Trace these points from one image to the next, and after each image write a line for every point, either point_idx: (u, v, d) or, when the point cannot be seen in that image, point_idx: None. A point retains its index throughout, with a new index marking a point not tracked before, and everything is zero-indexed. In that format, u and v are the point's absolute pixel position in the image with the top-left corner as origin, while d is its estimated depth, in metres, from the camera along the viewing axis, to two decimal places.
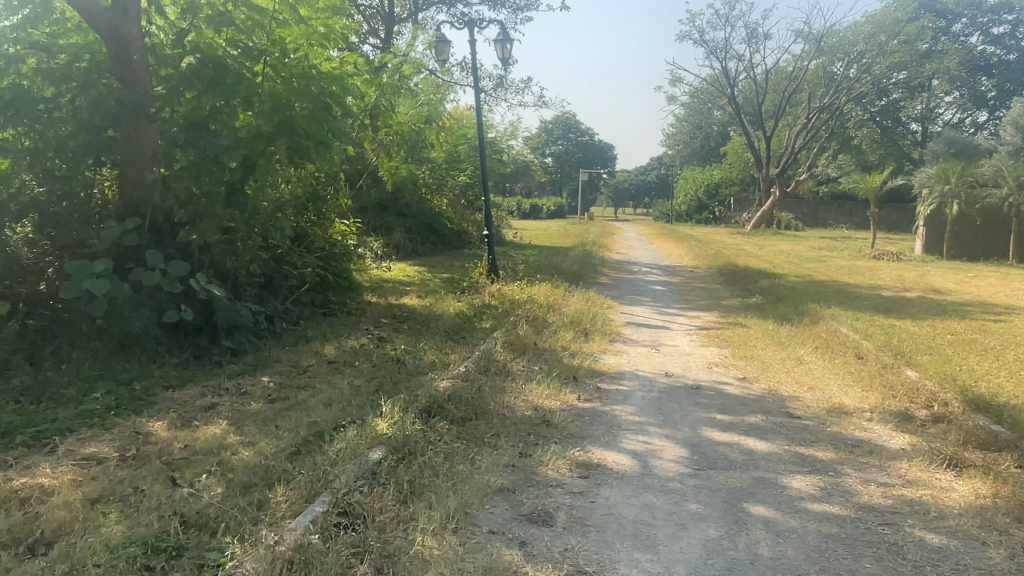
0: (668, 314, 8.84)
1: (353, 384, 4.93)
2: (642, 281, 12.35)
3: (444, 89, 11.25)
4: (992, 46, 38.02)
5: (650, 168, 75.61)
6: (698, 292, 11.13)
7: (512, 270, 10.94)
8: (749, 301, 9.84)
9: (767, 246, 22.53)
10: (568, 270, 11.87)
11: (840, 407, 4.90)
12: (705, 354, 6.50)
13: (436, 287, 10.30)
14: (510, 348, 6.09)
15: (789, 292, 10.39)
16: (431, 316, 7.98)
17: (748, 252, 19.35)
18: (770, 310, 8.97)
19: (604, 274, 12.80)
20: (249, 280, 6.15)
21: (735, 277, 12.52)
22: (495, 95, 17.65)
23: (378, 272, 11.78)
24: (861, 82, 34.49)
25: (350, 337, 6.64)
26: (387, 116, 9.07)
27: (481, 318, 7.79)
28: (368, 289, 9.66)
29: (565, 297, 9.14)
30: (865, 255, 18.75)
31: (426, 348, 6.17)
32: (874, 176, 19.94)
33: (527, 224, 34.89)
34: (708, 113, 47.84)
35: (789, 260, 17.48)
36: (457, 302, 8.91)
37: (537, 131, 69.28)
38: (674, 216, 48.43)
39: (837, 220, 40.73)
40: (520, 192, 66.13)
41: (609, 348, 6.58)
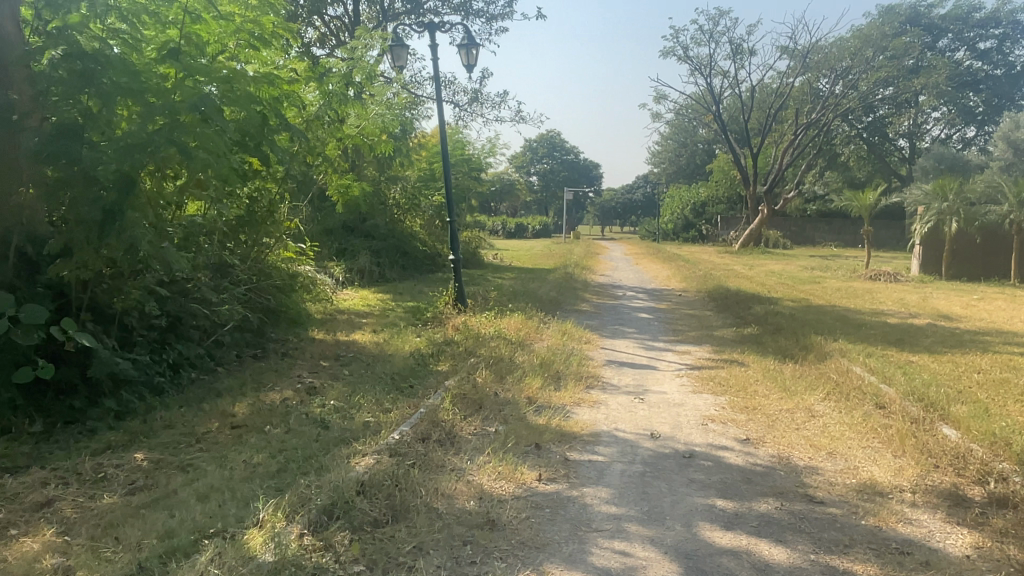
0: (655, 349, 7.77)
1: (250, 462, 3.85)
2: (626, 307, 11.31)
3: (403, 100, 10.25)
4: (979, 61, 37.58)
5: (636, 186, 74.94)
6: (688, 321, 10.09)
7: (484, 298, 9.87)
8: (745, 333, 8.79)
9: (757, 266, 21.62)
10: (546, 297, 10.80)
11: (871, 485, 3.87)
12: (698, 405, 5.43)
13: (396, 318, 9.22)
14: (463, 402, 5.01)
15: (789, 321, 9.35)
16: (381, 355, 6.89)
17: (739, 274, 18.41)
18: (769, 344, 7.92)
19: (584, 301, 11.75)
20: (143, 322, 5.08)
21: (727, 303, 11.51)
22: (471, 110, 16.66)
23: (336, 301, 10.68)
24: (848, 98, 33.90)
25: (274, 387, 5.56)
26: (334, 128, 8.05)
27: (439, 358, 6.72)
28: (317, 323, 8.57)
29: (540, 331, 8.07)
30: (860, 275, 17.83)
31: (361, 404, 5.09)
32: (867, 194, 19.02)
33: (510, 244, 33.92)
34: (694, 131, 47.22)
35: (783, 282, 16.48)
36: (417, 338, 7.84)
37: (521, 150, 68.59)
38: (660, 235, 47.61)
39: (825, 238, 39.97)
40: (506, 212, 65.26)
41: (584, 398, 5.50)
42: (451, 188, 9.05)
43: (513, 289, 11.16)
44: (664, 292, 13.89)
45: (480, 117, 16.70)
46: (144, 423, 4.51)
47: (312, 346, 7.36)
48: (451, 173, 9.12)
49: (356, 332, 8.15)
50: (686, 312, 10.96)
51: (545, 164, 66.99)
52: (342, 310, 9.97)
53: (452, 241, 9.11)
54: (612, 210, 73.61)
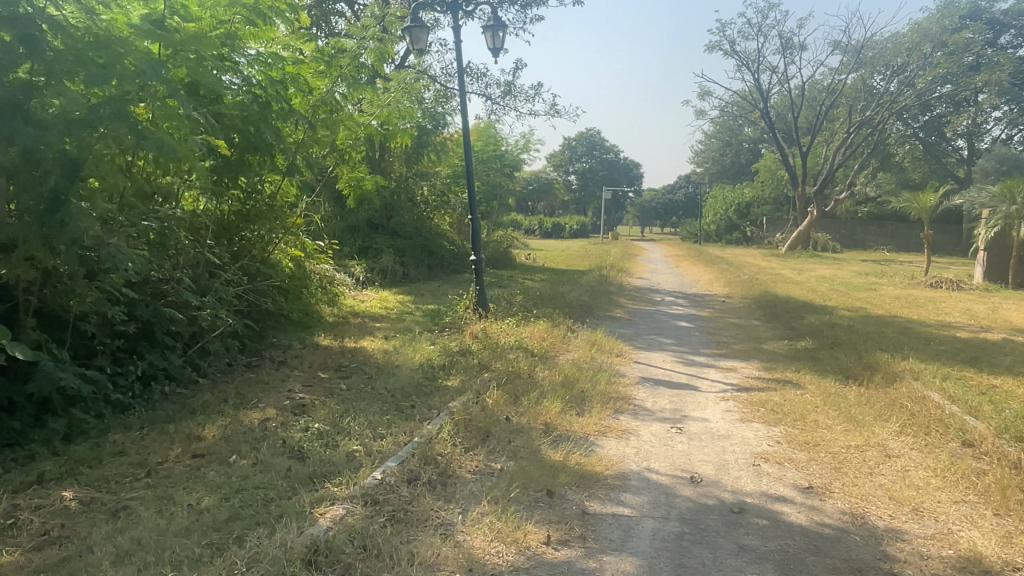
0: (697, 365, 6.93)
1: (195, 508, 3.16)
2: (665, 315, 10.45)
3: (420, 86, 9.55)
4: None
5: (677, 186, 73.43)
6: (733, 331, 9.18)
7: (509, 303, 9.09)
8: (797, 347, 7.88)
9: (806, 271, 20.47)
10: (577, 301, 10.00)
11: (976, 560, 3.01)
12: (747, 437, 4.60)
13: (412, 322, 8.53)
14: (468, 430, 4.26)
15: (847, 334, 8.40)
16: (389, 365, 6.19)
17: (787, 279, 17.35)
18: (825, 361, 7.01)
19: (618, 306, 10.92)
20: (107, 329, 4.45)
21: (775, 312, 10.57)
22: (505, 103, 15.92)
23: (352, 303, 10.04)
24: (904, 95, 32.32)
25: (257, 404, 4.88)
26: (343, 115, 7.41)
27: (450, 371, 5.99)
28: (327, 327, 7.91)
29: (567, 343, 7.29)
30: (919, 282, 16.63)
31: (351, 428, 4.38)
32: (927, 195, 17.71)
33: (547, 245, 33.25)
34: (738, 130, 45.84)
35: (834, 288, 15.39)
36: (433, 347, 7.11)
37: (561, 149, 67.71)
38: (703, 236, 46.36)
39: (876, 241, 38.29)
40: (544, 211, 64.50)
41: (612, 425, 4.70)
42: (472, 182, 8.32)
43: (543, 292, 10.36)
44: (705, 297, 12.96)
45: (513, 111, 15.96)
46: (93, 448, 3.86)
47: (316, 353, 6.67)
48: (470, 166, 8.39)
49: (367, 339, 7.45)
50: (730, 321, 10.05)
51: (585, 163, 66.06)
52: (359, 312, 9.31)
53: (474, 239, 8.38)
54: (652, 211, 72.32)
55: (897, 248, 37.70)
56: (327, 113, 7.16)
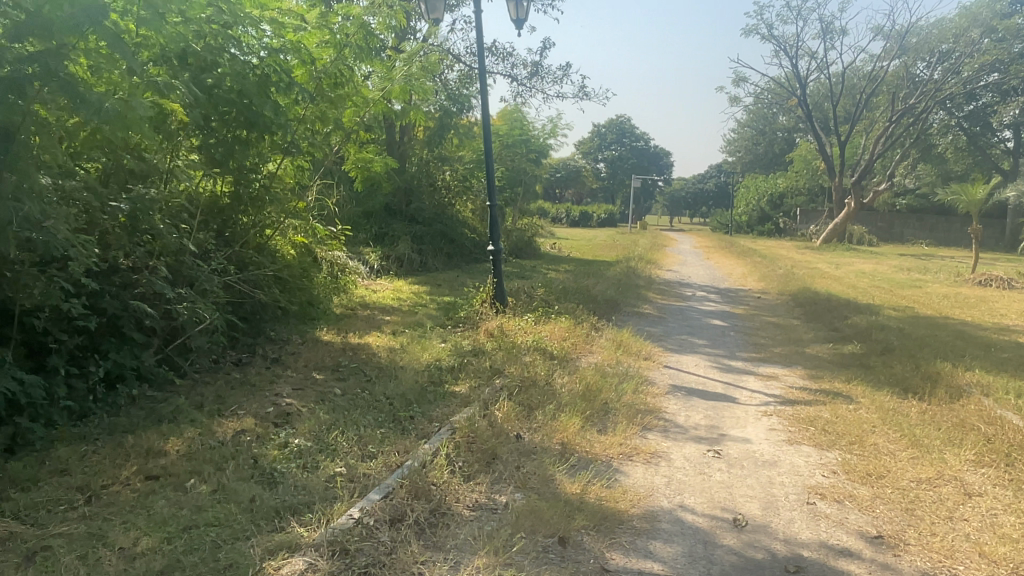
0: (734, 371, 6.25)
1: (126, 555, 2.59)
2: (696, 312, 9.75)
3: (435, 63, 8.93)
4: None
5: (708, 175, 72.01)
6: (772, 332, 8.46)
7: (528, 296, 8.47)
8: (844, 352, 7.14)
9: (844, 265, 19.54)
10: (602, 295, 9.34)
11: None
12: (798, 465, 3.93)
13: (425, 316, 7.94)
14: (471, 452, 3.66)
15: (900, 338, 7.63)
16: (393, 365, 5.61)
17: (825, 273, 16.48)
18: (878, 370, 6.29)
19: (646, 301, 10.24)
20: (63, 326, 3.92)
21: (817, 310, 9.81)
22: (531, 86, 15.23)
23: (364, 292, 9.48)
24: (950, 83, 30.94)
25: (237, 411, 4.32)
26: (350, 89, 6.82)
27: (459, 374, 5.39)
28: (333, 320, 7.36)
29: (590, 344, 6.65)
30: (967, 279, 15.67)
31: (338, 445, 3.79)
32: (978, 187, 16.62)
33: (573, 233, 32.61)
34: (773, 118, 44.57)
35: (876, 284, 14.52)
36: (443, 344, 6.52)
37: (590, 136, 66.68)
38: (734, 227, 45.28)
39: (915, 235, 36.97)
40: (572, 199, 63.65)
41: (639, 446, 4.06)
42: (489, 164, 7.70)
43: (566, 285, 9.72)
44: (740, 293, 12.20)
45: (540, 94, 15.25)
46: (34, 465, 3.34)
47: (315, 349, 6.11)
48: (488, 148, 7.78)
49: (374, 334, 6.88)
50: (768, 320, 9.32)
51: (614, 151, 65.00)
52: (369, 304, 8.75)
53: (491, 227, 7.76)
54: (682, 200, 71.07)
55: (937, 243, 36.34)
56: (331, 86, 6.58)
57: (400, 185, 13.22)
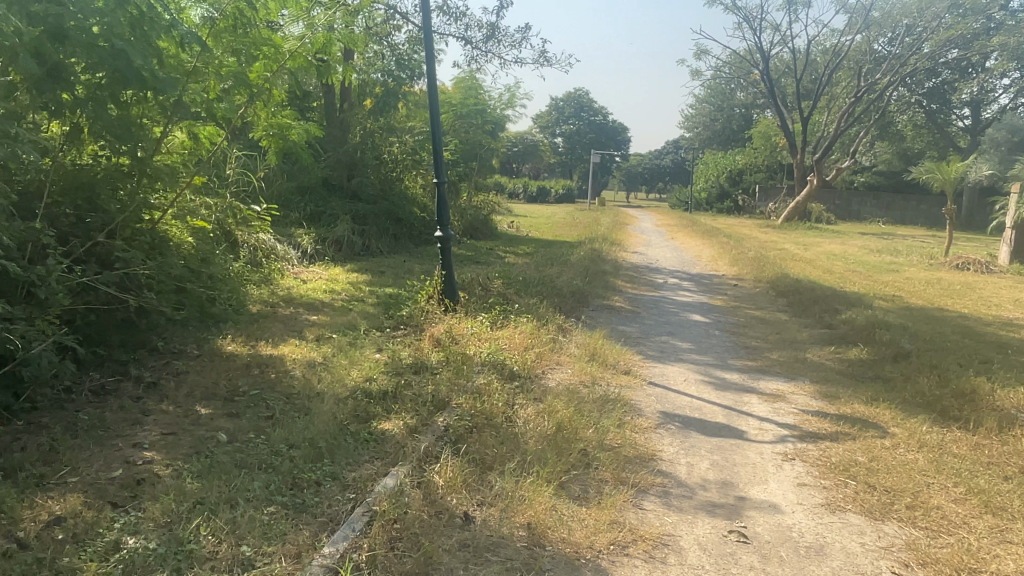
0: (732, 389, 5.14)
1: None
2: (671, 304, 8.65)
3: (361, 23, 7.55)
4: None
5: (665, 151, 71.31)
6: (760, 328, 7.41)
7: (482, 290, 7.24)
8: (851, 359, 6.11)
9: (812, 247, 18.70)
10: (567, 286, 8.17)
11: None
12: (857, 554, 2.83)
13: (358, 314, 6.66)
14: (394, 560, 2.47)
15: (908, 339, 6.64)
16: (308, 390, 4.36)
17: (797, 256, 15.59)
18: (898, 385, 5.26)
19: (615, 292, 9.11)
20: None
21: (804, 302, 8.79)
22: (487, 49, 13.90)
23: (290, 283, 8.13)
24: (913, 59, 30.39)
25: (70, 478, 3.06)
26: (260, 37, 5.47)
27: (392, 404, 4.17)
28: (245, 322, 6.05)
29: (556, 355, 5.48)
30: (943, 263, 14.93)
31: (201, 544, 2.58)
32: (953, 164, 15.81)
33: (530, 210, 31.52)
34: (733, 93, 43.86)
35: (852, 268, 13.66)
36: (376, 357, 5.28)
37: (547, 111, 65.33)
38: (693, 203, 44.59)
39: (872, 213, 36.70)
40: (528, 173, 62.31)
41: (636, 526, 2.91)
42: (436, 132, 6.40)
43: (525, 273, 8.52)
44: (713, 280, 11.16)
45: (497, 59, 13.92)
46: None
47: (212, 366, 4.81)
48: (435, 114, 6.47)
49: (292, 340, 5.59)
50: (752, 313, 8.28)
51: (571, 125, 63.78)
52: (295, 296, 7.42)
53: (439, 209, 6.48)
54: (639, 177, 70.31)
55: (895, 221, 36.13)
56: (229, 30, 5.24)
57: (338, 158, 11.80)
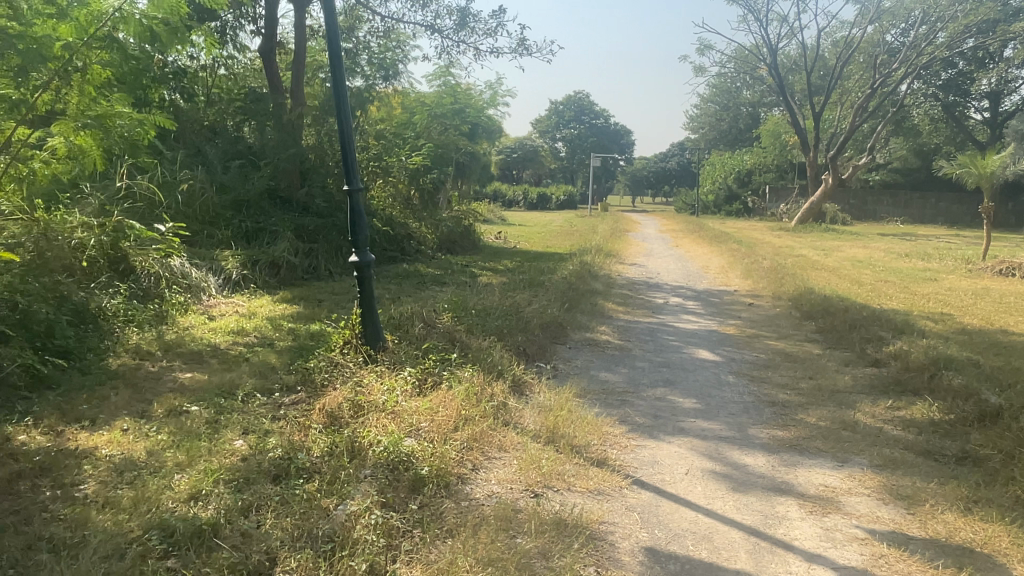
0: (757, 486, 3.43)
1: None
2: (670, 336, 6.94)
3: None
4: None
5: (670, 154, 69.53)
6: (786, 370, 5.68)
7: (422, 326, 5.55)
8: (920, 423, 4.37)
9: (832, 251, 16.93)
10: (540, 316, 6.47)
11: None
12: None
13: (249, 368, 5.00)
14: None
15: (988, 386, 4.90)
16: (71, 531, 2.71)
17: (817, 264, 13.85)
18: (1003, 474, 3.54)
19: (601, 320, 7.40)
20: None
21: (836, 328, 7.07)
22: (459, 39, 12.32)
23: (189, 320, 6.48)
24: (930, 48, 28.59)
25: None
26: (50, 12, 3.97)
27: (194, 561, 2.51)
28: (78, 389, 4.41)
29: (501, 436, 3.79)
30: (984, 268, 13.14)
31: None
32: (990, 157, 13.97)
33: (531, 218, 30.00)
34: (739, 92, 42.18)
35: (882, 278, 11.88)
36: (233, 447, 3.61)
37: (548, 115, 63.80)
38: (700, 207, 42.82)
39: (888, 212, 34.84)
40: (530, 180, 60.73)
41: None
42: (344, 124, 4.75)
43: (486, 300, 6.83)
44: (722, 298, 9.44)
45: (471, 50, 12.31)
46: None
47: None
48: (342, 100, 4.82)
49: (123, 420, 3.93)
50: (772, 347, 6.55)
51: (573, 129, 62.22)
52: (182, 341, 5.76)
53: (352, 227, 4.81)
54: (644, 181, 68.61)
55: (912, 220, 34.30)
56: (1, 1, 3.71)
57: (282, 165, 10.18)
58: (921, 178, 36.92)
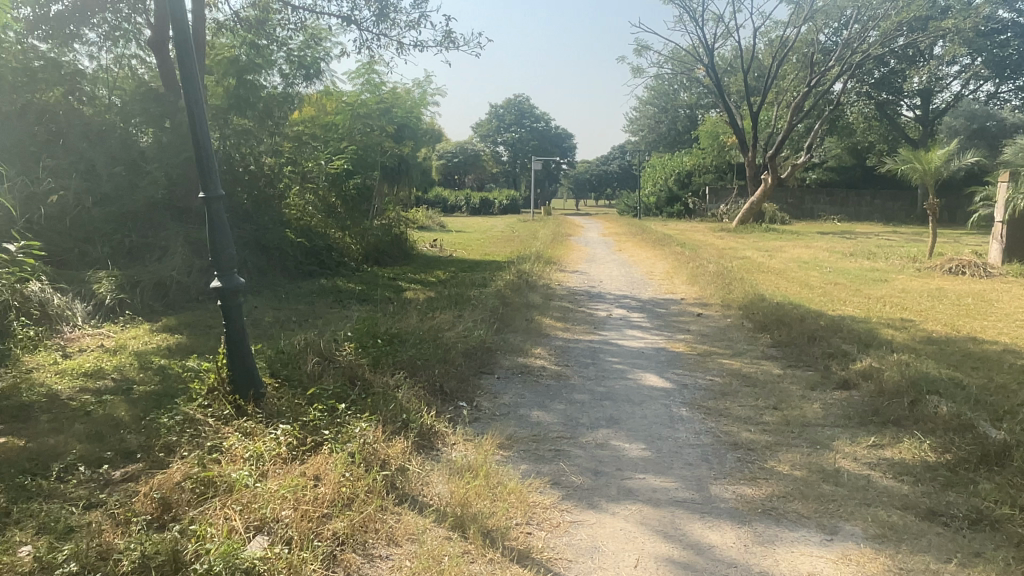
0: None
1: None
2: (612, 357, 6.10)
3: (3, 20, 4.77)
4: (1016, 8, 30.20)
5: (611, 156, 69.59)
6: (747, 397, 4.87)
7: (315, 363, 4.57)
8: (914, 469, 3.59)
9: (777, 253, 16.51)
10: (463, 341, 5.55)
11: None
12: None
13: (87, 429, 3.94)
14: None
15: (983, 414, 4.18)
16: None
17: (764, 266, 13.32)
18: None
19: (535, 340, 6.51)
20: None
21: (797, 344, 6.34)
22: (379, 32, 11.36)
23: (35, 360, 5.34)
24: (862, 48, 28.74)
25: None
26: None
27: None
28: None
29: (392, 520, 2.85)
30: (933, 267, 12.77)
31: None
32: (934, 153, 13.65)
33: (470, 223, 29.08)
34: (677, 93, 42.26)
35: (832, 280, 11.34)
36: (11, 559, 2.57)
37: (488, 119, 63.11)
38: (642, 209, 42.59)
39: (826, 211, 35.09)
40: (471, 185, 59.84)
41: None
42: (195, 124, 3.77)
43: (402, 324, 5.87)
44: (669, 307, 8.69)
45: (394, 44, 11.36)
46: None
47: None
48: (195, 92, 3.83)
49: None
50: (728, 367, 5.76)
51: (513, 133, 61.60)
52: (14, 390, 4.65)
53: (211, 249, 3.83)
54: (587, 184, 68.51)
55: (849, 217, 34.62)
56: None
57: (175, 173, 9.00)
58: (856, 176, 37.38)
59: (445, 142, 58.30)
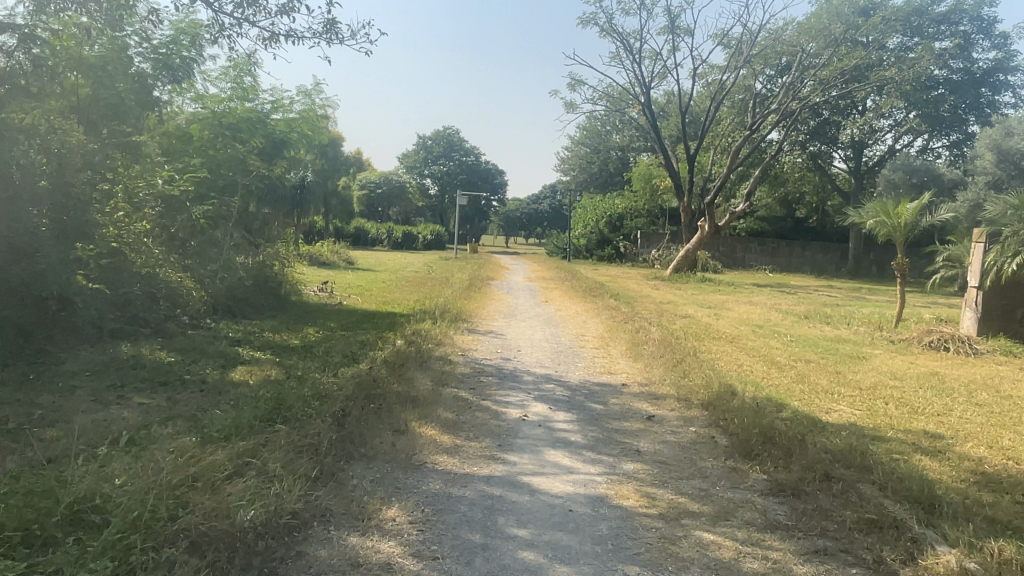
0: None
1: None
2: (516, 522, 3.55)
3: None
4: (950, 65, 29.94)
5: (542, 196, 68.13)
6: None
7: None
8: None
9: (724, 312, 14.46)
10: (232, 516, 2.95)
11: None
12: None
13: None
14: None
15: None
16: None
17: (714, 331, 11.16)
18: None
19: (389, 481, 3.90)
20: None
21: (815, 504, 3.93)
22: (242, 17, 8.76)
23: None
24: (799, 96, 27.66)
25: None
26: None
27: None
28: None
29: None
30: (910, 338, 10.83)
31: None
32: (905, 206, 11.92)
33: (385, 261, 26.33)
34: (611, 134, 40.92)
35: (800, 356, 9.21)
36: None
37: (416, 151, 60.65)
38: (571, 251, 40.74)
39: (758, 260, 33.93)
40: (395, 218, 57.08)
41: None
42: None
43: (134, 474, 3.22)
44: (607, 402, 6.24)
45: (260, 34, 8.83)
46: None
47: None
48: None
49: None
50: (717, 560, 3.28)
51: (442, 165, 59.20)
52: None
53: None
54: (517, 222, 66.72)
55: (782, 269, 33.52)
56: None
57: None
58: (788, 227, 36.48)
59: (368, 171, 55.48)
